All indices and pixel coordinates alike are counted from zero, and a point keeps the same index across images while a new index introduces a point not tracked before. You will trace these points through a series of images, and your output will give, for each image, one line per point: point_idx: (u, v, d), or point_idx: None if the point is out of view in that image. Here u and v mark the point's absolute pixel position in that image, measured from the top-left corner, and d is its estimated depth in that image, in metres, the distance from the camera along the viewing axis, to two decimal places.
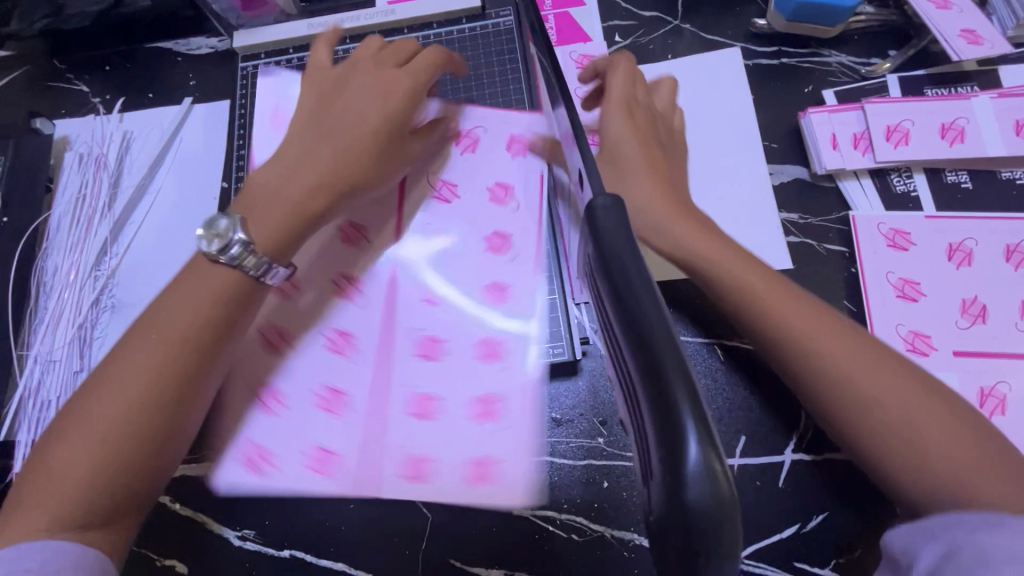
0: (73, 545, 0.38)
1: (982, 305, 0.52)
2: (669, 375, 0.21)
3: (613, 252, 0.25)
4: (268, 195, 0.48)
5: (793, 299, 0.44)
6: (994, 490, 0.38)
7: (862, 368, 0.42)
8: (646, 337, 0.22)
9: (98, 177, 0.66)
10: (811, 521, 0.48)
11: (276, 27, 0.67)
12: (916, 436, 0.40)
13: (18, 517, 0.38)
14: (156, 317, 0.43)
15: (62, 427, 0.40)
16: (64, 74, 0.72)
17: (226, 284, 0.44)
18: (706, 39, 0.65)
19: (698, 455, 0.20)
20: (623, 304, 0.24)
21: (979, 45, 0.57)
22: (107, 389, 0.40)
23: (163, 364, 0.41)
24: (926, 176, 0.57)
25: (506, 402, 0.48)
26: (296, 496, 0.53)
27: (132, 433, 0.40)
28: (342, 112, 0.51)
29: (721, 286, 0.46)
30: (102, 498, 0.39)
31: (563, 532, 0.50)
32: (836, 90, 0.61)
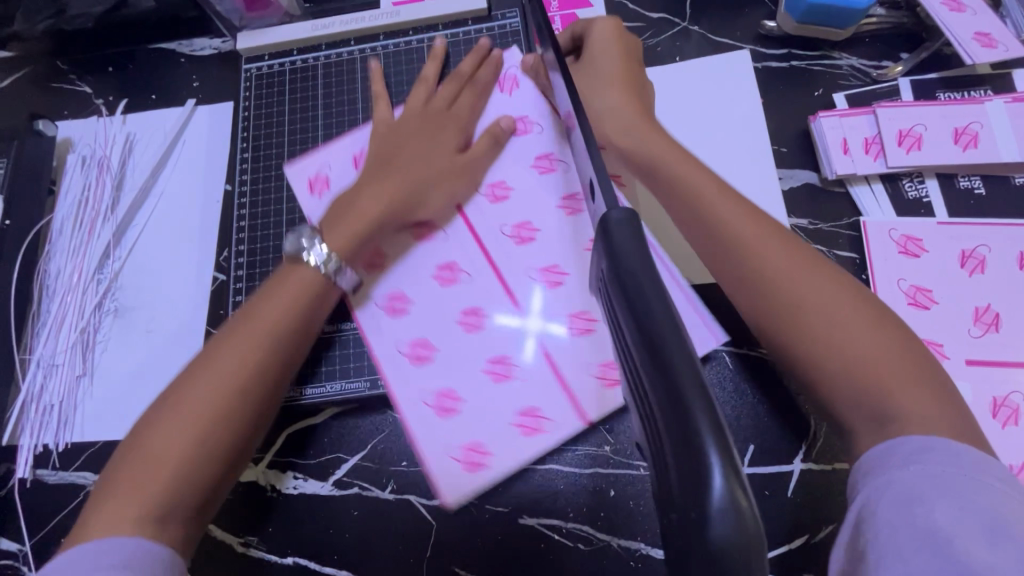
0: (146, 542, 0.40)
1: (995, 313, 0.51)
2: (687, 394, 0.22)
3: (628, 272, 0.26)
4: (342, 209, 0.53)
5: (783, 239, 0.45)
6: (942, 429, 0.38)
7: (843, 309, 0.42)
8: (662, 360, 0.23)
9: (101, 180, 0.65)
10: (821, 531, 0.48)
11: (280, 28, 0.67)
12: (903, 398, 0.39)
13: (104, 510, 0.41)
14: (245, 319, 0.48)
15: (149, 422, 0.44)
16: (67, 75, 0.71)
17: (308, 286, 0.50)
18: (715, 41, 0.65)
19: (719, 477, 0.20)
20: (639, 321, 0.24)
21: (993, 49, 0.56)
22: (197, 383, 0.45)
23: (246, 362, 0.46)
24: (938, 181, 0.56)
25: (547, 404, 0.50)
26: (301, 503, 0.52)
27: (213, 429, 0.44)
28: (404, 146, 0.57)
29: (719, 230, 0.46)
30: (181, 488, 0.42)
31: (569, 541, 0.49)
32: (847, 94, 0.60)
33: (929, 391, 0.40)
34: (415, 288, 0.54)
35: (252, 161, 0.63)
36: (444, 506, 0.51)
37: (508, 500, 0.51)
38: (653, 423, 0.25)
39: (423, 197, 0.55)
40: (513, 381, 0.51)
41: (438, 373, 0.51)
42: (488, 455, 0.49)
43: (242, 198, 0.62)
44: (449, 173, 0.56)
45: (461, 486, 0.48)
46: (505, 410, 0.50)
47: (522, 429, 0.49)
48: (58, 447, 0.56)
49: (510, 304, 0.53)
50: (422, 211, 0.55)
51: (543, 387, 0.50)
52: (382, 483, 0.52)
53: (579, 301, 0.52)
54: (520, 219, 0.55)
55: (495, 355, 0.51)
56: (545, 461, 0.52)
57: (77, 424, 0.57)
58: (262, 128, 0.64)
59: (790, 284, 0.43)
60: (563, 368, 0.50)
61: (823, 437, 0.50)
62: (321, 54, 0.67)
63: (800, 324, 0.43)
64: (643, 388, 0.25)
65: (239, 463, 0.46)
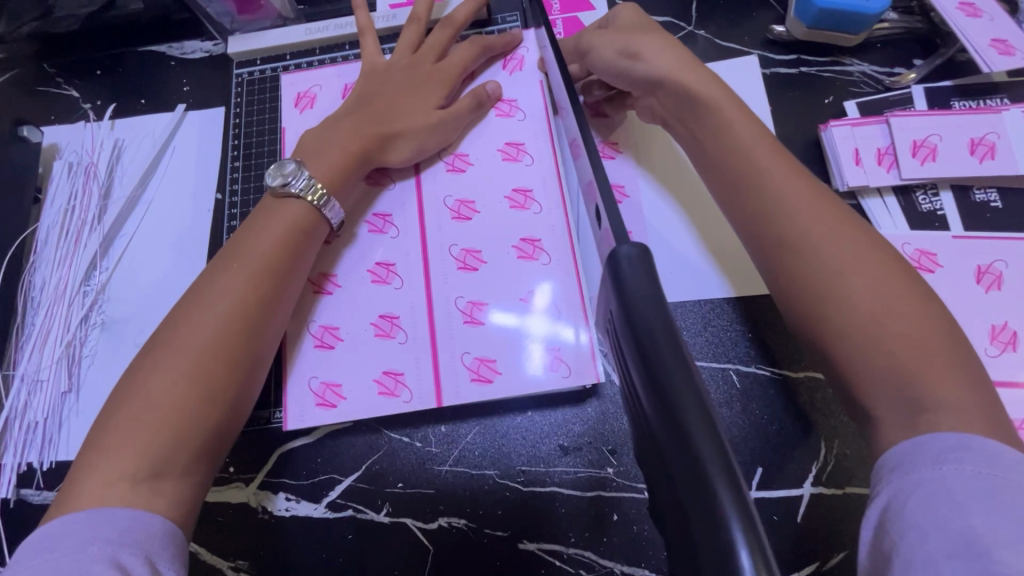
0: (143, 511, 0.38)
1: (1012, 332, 0.49)
2: (708, 465, 0.21)
3: (644, 324, 0.25)
4: (319, 142, 0.54)
5: (823, 204, 0.44)
6: (973, 425, 0.35)
7: (875, 279, 0.41)
8: (677, 413, 0.23)
9: (88, 188, 0.63)
10: (832, 559, 0.46)
11: (274, 31, 0.65)
12: (931, 390, 0.37)
13: (104, 461, 0.39)
14: (233, 258, 0.48)
15: (141, 368, 0.43)
16: (55, 78, 0.69)
17: (297, 219, 0.50)
18: (721, 46, 0.63)
19: (744, 556, 0.19)
20: (658, 384, 0.24)
21: (1011, 56, 0.54)
22: (190, 324, 0.44)
23: (243, 303, 0.45)
24: (953, 194, 0.55)
25: (411, 373, 0.51)
26: (292, 526, 0.50)
27: (216, 372, 0.43)
28: (385, 90, 0.58)
29: (754, 194, 0.46)
30: (177, 441, 0.40)
31: (571, 567, 0.48)
32: (858, 102, 0.59)
33: (967, 386, 0.37)
34: (359, 244, 0.56)
35: (243, 170, 0.61)
36: (440, 530, 0.49)
37: (508, 524, 0.49)
38: (673, 491, 0.24)
39: (397, 138, 0.56)
40: (391, 341, 0.53)
41: (333, 310, 0.54)
42: (341, 398, 0.51)
43: (233, 208, 0.60)
44: (422, 119, 0.56)
45: (305, 417, 0.51)
46: (371, 363, 0.52)
47: (379, 387, 0.51)
48: (42, 466, 0.54)
49: (420, 268, 0.55)
50: (390, 156, 0.56)
51: (415, 354, 0.52)
52: (377, 505, 0.50)
53: (486, 291, 0.53)
54: (465, 196, 0.57)
55: (385, 311, 0.54)
56: (547, 484, 0.50)
57: (61, 443, 0.54)
58: (253, 135, 0.63)
59: (825, 250, 0.42)
60: (442, 339, 0.52)
61: (832, 461, 0.48)
62: (314, 58, 0.64)
63: (836, 287, 0.41)
64: (661, 453, 0.25)
65: (242, 407, 0.45)
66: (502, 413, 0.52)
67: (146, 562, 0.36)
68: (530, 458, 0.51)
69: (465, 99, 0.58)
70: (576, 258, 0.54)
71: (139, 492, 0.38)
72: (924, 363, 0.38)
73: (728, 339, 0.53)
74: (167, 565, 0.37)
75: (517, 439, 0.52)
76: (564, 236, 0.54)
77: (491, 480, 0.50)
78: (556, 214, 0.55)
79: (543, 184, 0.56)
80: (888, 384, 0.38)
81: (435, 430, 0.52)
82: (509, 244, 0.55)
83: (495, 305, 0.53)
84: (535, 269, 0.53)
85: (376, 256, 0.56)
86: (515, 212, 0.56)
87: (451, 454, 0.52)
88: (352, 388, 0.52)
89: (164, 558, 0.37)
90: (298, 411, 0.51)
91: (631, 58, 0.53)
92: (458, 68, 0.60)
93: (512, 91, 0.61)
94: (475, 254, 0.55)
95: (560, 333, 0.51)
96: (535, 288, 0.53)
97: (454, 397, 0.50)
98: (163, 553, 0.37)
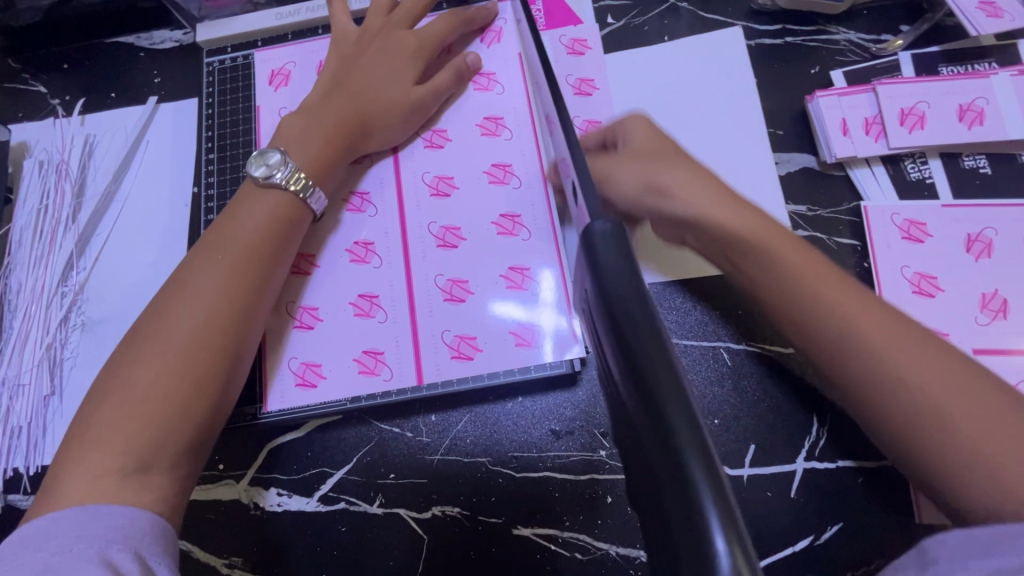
0: (130, 511, 0.37)
1: (1003, 299, 0.49)
2: (683, 444, 0.20)
3: (619, 301, 0.24)
4: (301, 128, 0.52)
5: (830, 275, 0.41)
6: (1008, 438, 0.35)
7: (861, 310, 0.40)
8: (650, 389, 0.22)
9: (60, 187, 0.62)
10: (826, 532, 0.46)
11: (242, 17, 0.63)
12: (949, 408, 0.37)
13: (85, 464, 0.38)
14: (215, 245, 0.46)
15: (123, 359, 0.42)
16: (20, 74, 0.67)
17: (278, 205, 0.49)
18: (705, 19, 0.61)
19: (722, 543, 0.19)
20: (630, 359, 0.23)
21: (999, 18, 0.53)
22: (173, 312, 0.43)
23: (223, 291, 0.44)
24: (942, 161, 0.54)
25: (391, 351, 0.51)
26: (286, 521, 0.50)
27: (197, 363, 0.41)
28: (363, 64, 0.56)
29: (728, 229, 0.43)
30: (155, 438, 0.39)
31: (567, 551, 0.47)
32: (845, 71, 0.57)
33: (944, 366, 0.38)
34: (339, 229, 0.55)
35: (217, 162, 0.59)
36: (435, 520, 0.49)
37: (502, 510, 0.49)
38: (647, 474, 0.24)
39: (379, 119, 0.54)
40: (371, 320, 0.52)
41: (312, 289, 0.53)
42: (321, 378, 0.50)
43: (209, 202, 0.58)
44: (403, 93, 0.55)
45: (285, 398, 0.50)
46: (351, 343, 0.51)
47: (359, 366, 0.50)
48: (29, 471, 0.53)
49: (399, 245, 0.54)
50: (371, 135, 0.55)
51: (395, 333, 0.51)
52: (369, 497, 0.50)
53: (466, 268, 0.52)
54: (444, 171, 0.56)
55: (365, 291, 0.53)
56: (540, 469, 0.50)
57: (46, 448, 0.53)
58: (227, 126, 0.60)
59: (783, 264, 0.41)
60: (422, 317, 0.51)
61: (825, 436, 0.48)
62: (286, 43, 0.62)
63: (863, 348, 0.39)
64: (638, 440, 0.24)
65: (231, 397, 0.44)
66: (492, 399, 0.52)
67: (136, 557, 0.35)
68: (523, 444, 0.50)
69: (444, 73, 0.56)
70: (556, 235, 0.52)
71: (123, 488, 0.37)
72: (907, 363, 0.38)
73: (718, 318, 0.52)
74: (158, 559, 0.36)
75: (509, 424, 0.51)
76: (543, 212, 0.53)
77: (484, 467, 0.50)
78: (542, 190, 0.54)
79: (522, 160, 0.55)
80: (900, 405, 0.38)
81: (425, 419, 0.52)
82: (489, 219, 0.54)
83: (477, 284, 0.52)
84: (518, 244, 0.52)
85: (351, 234, 0.54)
86: (495, 187, 0.54)
87: (443, 442, 0.51)
88: (335, 369, 0.51)
89: (154, 552, 0.36)
90: (283, 398, 0.50)
91: (657, 194, 0.44)
92: (434, 38, 0.58)
93: (491, 64, 0.59)
94: (461, 231, 0.53)
95: (552, 318, 0.50)
96: (531, 268, 0.52)
97: (434, 374, 0.50)
98: (153, 547, 0.36)
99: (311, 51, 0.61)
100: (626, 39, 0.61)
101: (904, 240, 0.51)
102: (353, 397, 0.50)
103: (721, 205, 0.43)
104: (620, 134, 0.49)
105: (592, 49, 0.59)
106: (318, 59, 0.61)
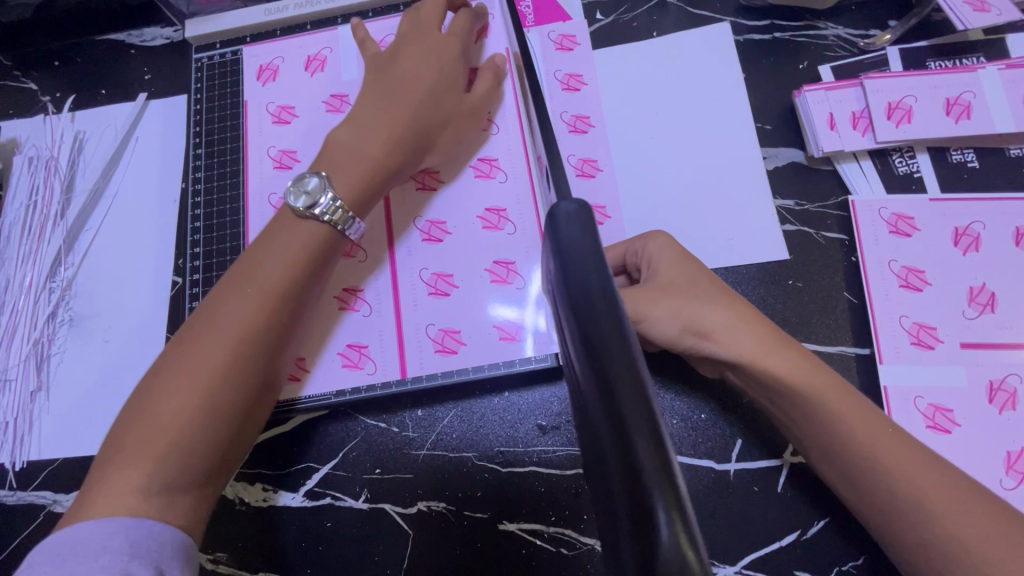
0: (157, 525, 0.34)
1: (991, 293, 0.48)
2: (629, 415, 0.20)
3: (580, 288, 0.24)
4: (348, 150, 0.46)
5: (884, 429, 0.40)
6: (940, 485, 0.38)
7: (805, 373, 0.41)
8: (605, 372, 0.21)
9: (49, 183, 0.62)
10: (812, 528, 0.46)
11: (231, 13, 0.63)
12: (894, 464, 0.39)
13: (108, 484, 0.34)
14: (262, 247, 0.43)
15: (156, 375, 0.38)
16: (12, 71, 0.67)
17: (320, 229, 0.43)
18: (694, 14, 0.61)
19: (663, 515, 0.19)
20: (588, 344, 0.22)
21: (986, 12, 0.53)
22: (215, 321, 0.39)
23: (269, 300, 0.40)
24: (929, 156, 0.54)
25: (375, 345, 0.51)
26: (272, 516, 0.50)
27: (237, 376, 0.38)
28: (402, 66, 0.50)
29: (689, 299, 0.44)
30: (191, 456, 0.36)
31: (552, 546, 0.47)
32: (833, 66, 0.57)
33: (882, 425, 0.40)
34: None
35: (206, 157, 0.59)
36: (420, 514, 0.49)
37: (487, 505, 0.48)
38: (601, 461, 0.24)
39: (433, 138, 0.50)
40: (355, 314, 0.52)
41: None
42: (305, 371, 0.50)
43: (196, 197, 0.58)
44: (452, 105, 0.51)
45: None
46: (335, 336, 0.51)
47: (343, 360, 0.51)
48: (15, 466, 0.53)
49: (384, 239, 0.53)
50: (425, 153, 0.50)
51: (379, 327, 0.51)
52: (355, 491, 0.50)
53: (451, 262, 0.52)
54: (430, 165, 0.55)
55: (350, 285, 0.52)
56: (526, 464, 0.49)
57: (32, 443, 0.53)
58: (215, 121, 0.60)
59: (731, 320, 0.43)
60: (406, 310, 0.51)
61: None
62: (274, 39, 0.62)
63: (871, 463, 0.39)
64: (593, 423, 0.23)
65: (261, 416, 0.41)
66: (476, 394, 0.52)
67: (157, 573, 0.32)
68: (508, 439, 0.50)
69: (485, 81, 0.54)
70: (542, 231, 0.52)
71: (152, 505, 0.34)
72: (848, 419, 0.40)
73: None
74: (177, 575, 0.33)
75: (494, 419, 0.51)
76: (529, 206, 0.53)
77: (469, 462, 0.50)
78: (528, 184, 0.54)
79: (509, 154, 0.55)
80: (849, 454, 0.40)
81: (410, 414, 0.51)
82: (475, 214, 0.53)
83: (463, 279, 0.52)
84: (505, 239, 0.52)
85: None
86: (481, 181, 0.54)
87: (428, 438, 0.51)
88: (320, 364, 0.51)
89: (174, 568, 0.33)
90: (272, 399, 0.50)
91: (699, 336, 0.44)
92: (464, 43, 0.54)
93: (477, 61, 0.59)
94: (447, 225, 0.53)
95: (536, 316, 0.50)
96: (518, 265, 0.51)
97: (418, 367, 0.50)
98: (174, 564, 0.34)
99: (300, 47, 0.61)
100: (614, 34, 0.61)
101: (892, 234, 0.51)
102: (338, 390, 0.50)
103: (759, 342, 0.42)
104: (643, 258, 0.47)
105: (581, 44, 0.59)
106: (308, 55, 0.61)
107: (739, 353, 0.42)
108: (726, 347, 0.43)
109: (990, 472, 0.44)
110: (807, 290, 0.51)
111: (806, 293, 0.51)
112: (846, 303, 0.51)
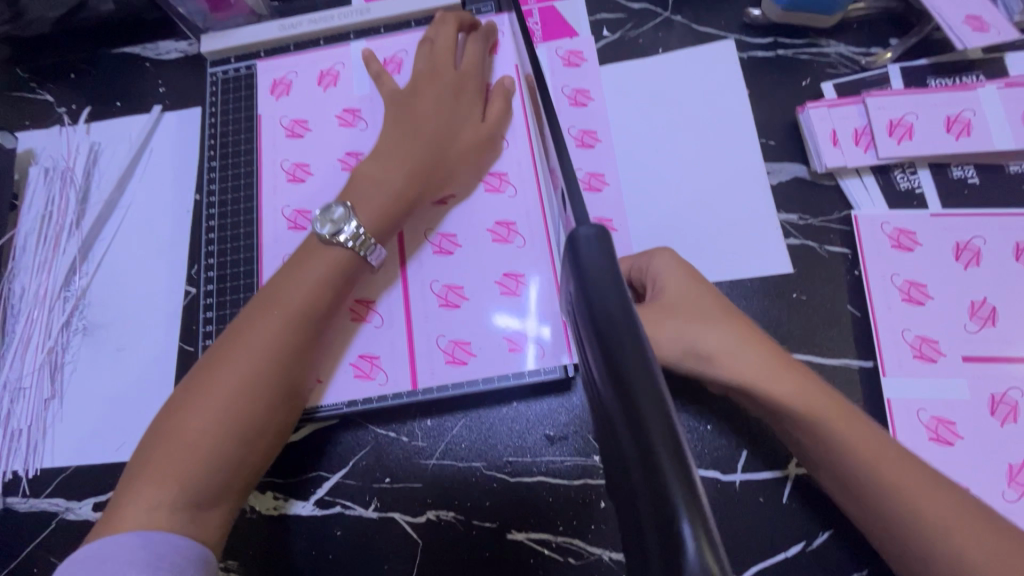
0: (180, 538, 0.35)
1: (992, 307, 0.49)
2: (653, 436, 0.21)
3: (604, 311, 0.25)
4: (371, 180, 0.48)
5: (885, 443, 0.41)
6: (941, 500, 0.39)
7: (810, 393, 0.42)
8: (630, 393, 0.22)
9: (65, 193, 0.63)
10: (816, 539, 0.46)
11: (246, 29, 0.64)
12: (897, 480, 0.39)
13: (137, 492, 0.36)
14: (287, 266, 0.44)
15: (183, 389, 0.39)
16: (28, 84, 0.68)
17: (342, 255, 0.44)
18: (698, 31, 0.62)
19: (688, 530, 0.20)
20: (613, 365, 0.23)
21: (985, 32, 0.54)
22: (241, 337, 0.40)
23: (291, 318, 0.41)
24: (930, 171, 0.55)
25: (387, 356, 0.52)
26: (283, 524, 0.50)
27: (259, 393, 0.39)
28: (420, 100, 0.53)
29: (695, 320, 0.45)
30: (213, 471, 0.37)
31: (559, 555, 0.48)
32: (836, 83, 0.59)
33: (886, 444, 0.41)
34: None
35: (220, 170, 0.60)
36: (429, 523, 0.49)
37: (496, 514, 0.49)
38: (624, 476, 0.24)
39: (451, 166, 0.52)
40: (366, 324, 0.52)
41: None
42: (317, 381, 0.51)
43: (210, 209, 0.59)
44: (468, 134, 0.53)
45: None
46: (347, 346, 0.52)
47: (356, 370, 0.51)
48: (29, 474, 0.53)
49: (395, 250, 0.54)
50: (444, 179, 0.51)
51: (391, 338, 0.52)
52: (365, 500, 0.50)
53: (462, 274, 0.53)
54: None
55: (361, 296, 0.53)
56: (534, 473, 0.50)
57: (46, 450, 0.54)
58: (229, 134, 0.62)
59: (738, 341, 0.44)
60: (417, 322, 0.52)
61: None
62: (288, 54, 0.63)
63: (874, 480, 0.40)
64: (616, 439, 0.24)
65: (283, 432, 0.42)
66: (486, 404, 0.52)
67: None
68: (516, 449, 0.51)
69: (496, 105, 0.55)
70: (551, 245, 0.53)
71: (175, 517, 0.36)
72: (852, 436, 0.41)
73: None
74: None
75: (503, 429, 0.52)
76: (538, 219, 0.54)
77: (479, 471, 0.50)
78: (537, 199, 0.55)
79: (518, 168, 0.56)
80: (853, 472, 0.40)
81: (420, 423, 0.52)
82: (484, 227, 0.54)
83: (473, 291, 0.53)
84: (515, 252, 0.53)
85: None
86: (491, 195, 0.55)
87: (437, 447, 0.51)
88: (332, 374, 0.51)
89: None
90: None
91: (703, 357, 0.45)
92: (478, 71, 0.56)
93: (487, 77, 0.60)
94: (457, 238, 0.54)
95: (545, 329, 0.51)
96: (527, 278, 0.52)
97: (428, 378, 0.51)
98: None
99: (312, 63, 0.62)
100: (620, 50, 0.62)
101: (894, 249, 0.52)
102: (351, 401, 0.51)
103: (764, 359, 0.43)
104: (649, 278, 0.48)
105: (588, 60, 0.60)
106: (320, 70, 0.62)
107: (744, 369, 0.43)
108: (731, 365, 0.44)
109: (993, 484, 0.45)
110: (811, 303, 0.52)
111: (810, 306, 0.52)
112: (850, 316, 0.52)
